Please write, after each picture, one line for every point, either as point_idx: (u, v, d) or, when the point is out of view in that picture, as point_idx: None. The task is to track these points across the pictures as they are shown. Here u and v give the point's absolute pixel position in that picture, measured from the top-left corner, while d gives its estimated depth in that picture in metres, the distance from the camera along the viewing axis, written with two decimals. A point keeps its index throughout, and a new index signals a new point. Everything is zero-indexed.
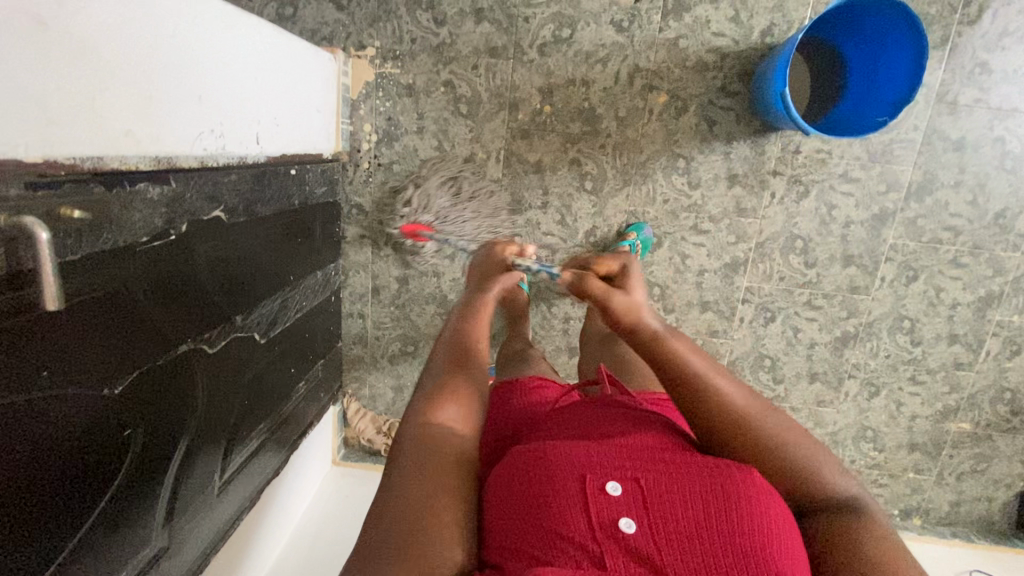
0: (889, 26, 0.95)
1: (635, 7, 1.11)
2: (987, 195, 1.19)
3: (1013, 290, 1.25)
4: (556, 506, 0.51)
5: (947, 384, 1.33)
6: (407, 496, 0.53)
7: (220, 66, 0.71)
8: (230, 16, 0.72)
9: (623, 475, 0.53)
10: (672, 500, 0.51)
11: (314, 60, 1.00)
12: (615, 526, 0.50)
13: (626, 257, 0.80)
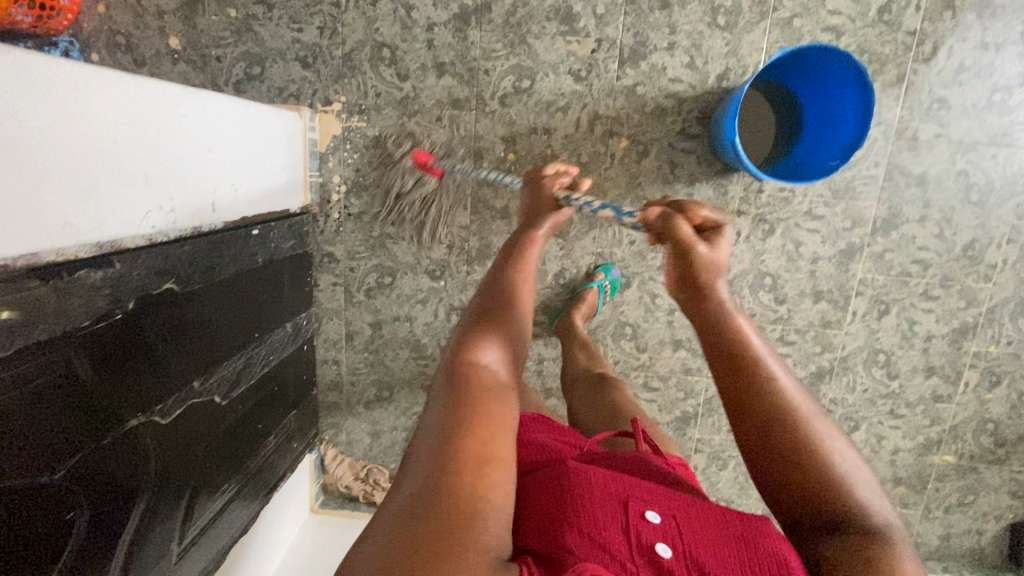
0: (837, 72, 0.97)
1: (593, 56, 1.14)
2: (954, 228, 1.19)
3: (987, 321, 1.24)
4: (598, 519, 0.57)
5: (927, 416, 1.31)
6: (463, 446, 0.56)
7: (167, 145, 0.73)
8: (177, 95, 0.75)
9: (663, 509, 0.60)
10: (702, 536, 0.57)
11: (275, 122, 1.03)
12: (651, 547, 0.55)
13: (726, 220, 0.77)
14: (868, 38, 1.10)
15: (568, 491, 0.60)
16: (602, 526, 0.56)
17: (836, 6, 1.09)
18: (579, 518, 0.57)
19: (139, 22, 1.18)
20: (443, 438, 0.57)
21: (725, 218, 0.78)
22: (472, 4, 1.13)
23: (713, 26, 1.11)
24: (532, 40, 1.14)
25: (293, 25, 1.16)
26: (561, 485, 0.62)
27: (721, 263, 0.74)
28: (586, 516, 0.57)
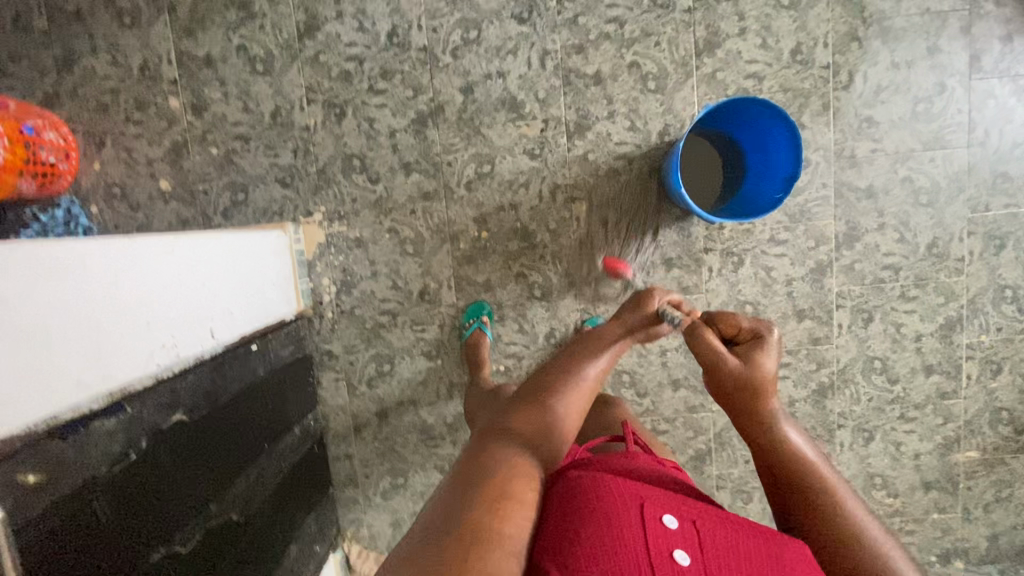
0: (762, 115, 1.07)
1: (543, 135, 1.25)
2: (913, 230, 1.25)
3: (971, 312, 1.27)
4: (624, 521, 0.56)
5: (940, 415, 1.31)
6: (499, 478, 0.59)
7: (163, 288, 0.80)
8: (167, 241, 0.83)
9: (681, 516, 0.60)
10: (717, 540, 0.58)
11: (258, 243, 1.11)
12: (671, 554, 0.55)
13: (765, 325, 0.76)
14: (787, 77, 1.20)
15: (589, 491, 0.59)
16: (625, 529, 0.56)
17: (752, 55, 1.20)
18: (603, 519, 0.56)
19: (133, 172, 1.30)
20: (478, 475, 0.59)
21: (763, 323, 0.77)
22: (427, 108, 1.25)
23: (646, 91, 1.23)
24: (486, 130, 1.25)
25: (269, 152, 1.28)
26: (583, 485, 0.60)
27: (767, 371, 0.72)
28: (611, 518, 0.57)
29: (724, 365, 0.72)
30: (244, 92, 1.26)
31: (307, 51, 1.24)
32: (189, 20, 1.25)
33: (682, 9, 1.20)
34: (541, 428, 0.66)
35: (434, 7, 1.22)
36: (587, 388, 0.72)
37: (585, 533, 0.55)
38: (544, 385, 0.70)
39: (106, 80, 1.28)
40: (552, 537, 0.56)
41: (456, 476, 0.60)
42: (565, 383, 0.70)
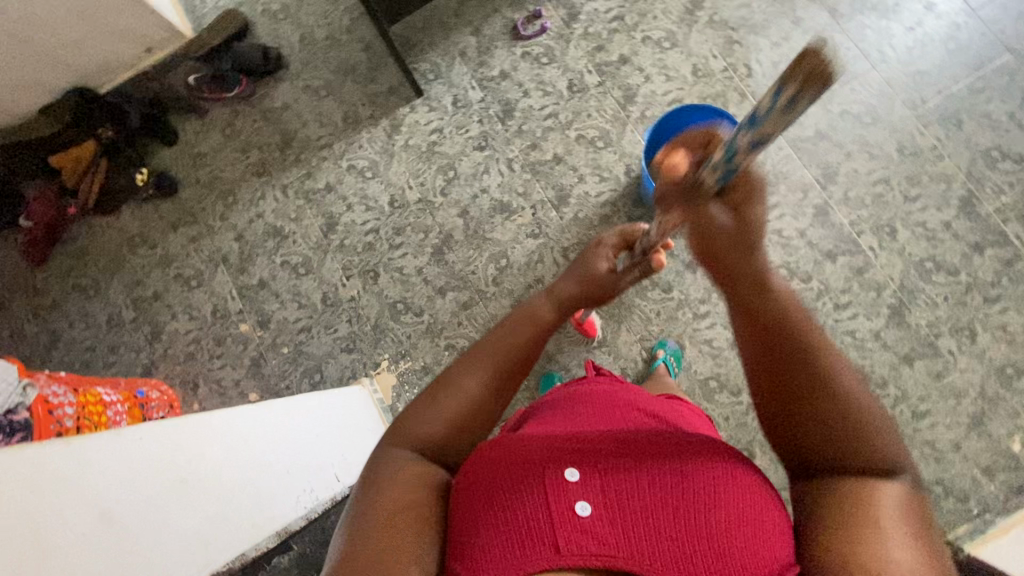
0: (686, 117, 1.28)
1: (536, 218, 1.47)
2: (876, 145, 1.38)
3: (976, 183, 1.34)
4: (522, 491, 0.54)
5: (1021, 282, 1.29)
6: (389, 493, 0.59)
7: (278, 448, 0.89)
8: (282, 403, 0.97)
9: (584, 465, 0.56)
10: (624, 479, 0.55)
11: (348, 398, 1.28)
12: (572, 508, 0.53)
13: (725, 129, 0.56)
14: (701, 90, 1.45)
15: (487, 483, 0.57)
16: (524, 499, 0.54)
17: (664, 89, 1.47)
18: (501, 498, 0.55)
19: (226, 398, 1.49)
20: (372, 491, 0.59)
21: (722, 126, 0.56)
22: (439, 239, 1.48)
23: (599, 150, 1.47)
24: (491, 234, 1.47)
25: (329, 330, 1.48)
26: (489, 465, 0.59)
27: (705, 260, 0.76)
28: (509, 492, 0.55)
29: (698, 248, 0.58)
30: (295, 294, 1.51)
31: (332, 242, 1.52)
32: (239, 261, 1.55)
33: (595, 85, 1.50)
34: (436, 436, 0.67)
35: (415, 169, 1.53)
36: (489, 364, 0.72)
37: (483, 514, 0.54)
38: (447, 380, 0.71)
39: (189, 334, 1.54)
40: (460, 529, 0.55)
41: (353, 498, 0.61)
42: (471, 372, 0.72)
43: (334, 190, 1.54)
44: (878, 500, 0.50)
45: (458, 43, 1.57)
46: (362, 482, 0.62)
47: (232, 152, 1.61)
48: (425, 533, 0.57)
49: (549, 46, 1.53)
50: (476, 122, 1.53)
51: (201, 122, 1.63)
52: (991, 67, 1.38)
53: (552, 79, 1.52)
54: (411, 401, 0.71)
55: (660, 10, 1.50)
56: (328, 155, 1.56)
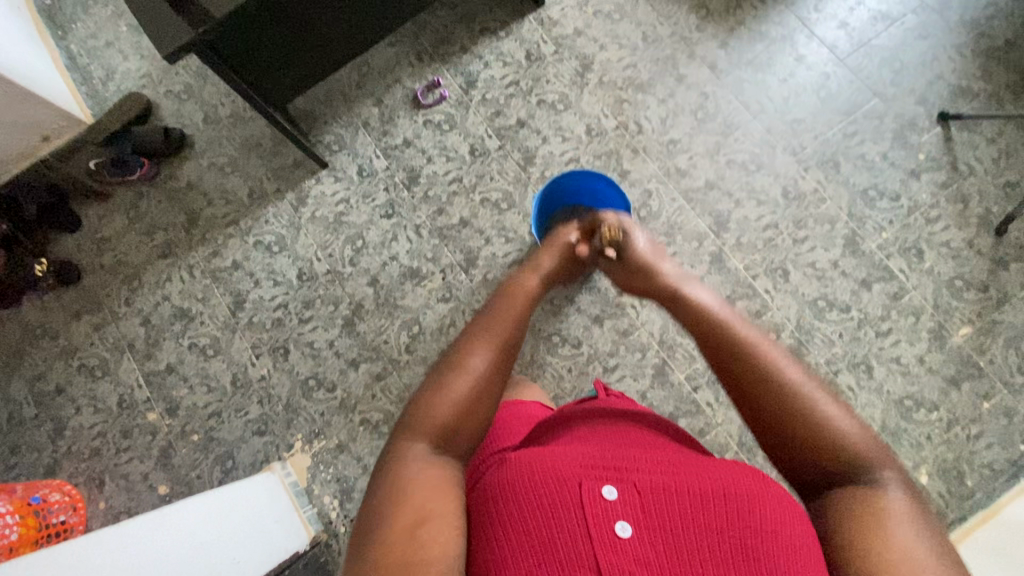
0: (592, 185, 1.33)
1: (446, 281, 1.47)
2: (764, 191, 1.44)
3: (859, 222, 1.40)
4: (565, 510, 0.62)
5: (908, 314, 1.34)
6: (406, 501, 0.66)
7: (176, 546, 0.99)
8: (145, 523, 1.01)
9: (622, 484, 0.64)
10: (655, 498, 0.63)
11: (241, 488, 1.24)
12: (611, 526, 0.61)
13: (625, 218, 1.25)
14: (595, 148, 1.51)
15: (532, 495, 0.64)
16: (565, 512, 0.62)
17: (561, 149, 1.52)
18: (546, 515, 0.62)
19: (134, 493, 1.42)
20: (386, 493, 0.69)
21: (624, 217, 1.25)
22: (349, 310, 1.47)
23: (504, 211, 1.50)
24: (402, 301, 1.46)
25: (240, 413, 1.44)
26: (533, 475, 0.66)
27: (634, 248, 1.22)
28: (553, 505, 0.63)
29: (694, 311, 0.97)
30: (204, 377, 1.47)
31: (241, 320, 1.49)
32: (146, 347, 1.51)
33: (495, 148, 1.54)
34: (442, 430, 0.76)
35: (323, 240, 1.52)
36: (486, 357, 0.87)
37: (524, 521, 0.63)
38: (448, 369, 0.84)
39: (94, 428, 1.48)
40: (506, 539, 0.62)
41: (376, 497, 0.69)
42: (465, 374, 0.83)
43: (242, 267, 1.53)
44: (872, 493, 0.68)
45: (361, 114, 1.59)
46: (379, 484, 0.71)
47: (137, 235, 1.58)
48: (450, 533, 0.64)
49: (449, 113, 1.57)
50: (382, 190, 1.54)
51: (104, 206, 1.61)
52: (861, 111, 1.47)
53: (454, 145, 1.55)
54: (413, 397, 0.81)
55: (552, 74, 1.56)
56: (234, 232, 1.55)
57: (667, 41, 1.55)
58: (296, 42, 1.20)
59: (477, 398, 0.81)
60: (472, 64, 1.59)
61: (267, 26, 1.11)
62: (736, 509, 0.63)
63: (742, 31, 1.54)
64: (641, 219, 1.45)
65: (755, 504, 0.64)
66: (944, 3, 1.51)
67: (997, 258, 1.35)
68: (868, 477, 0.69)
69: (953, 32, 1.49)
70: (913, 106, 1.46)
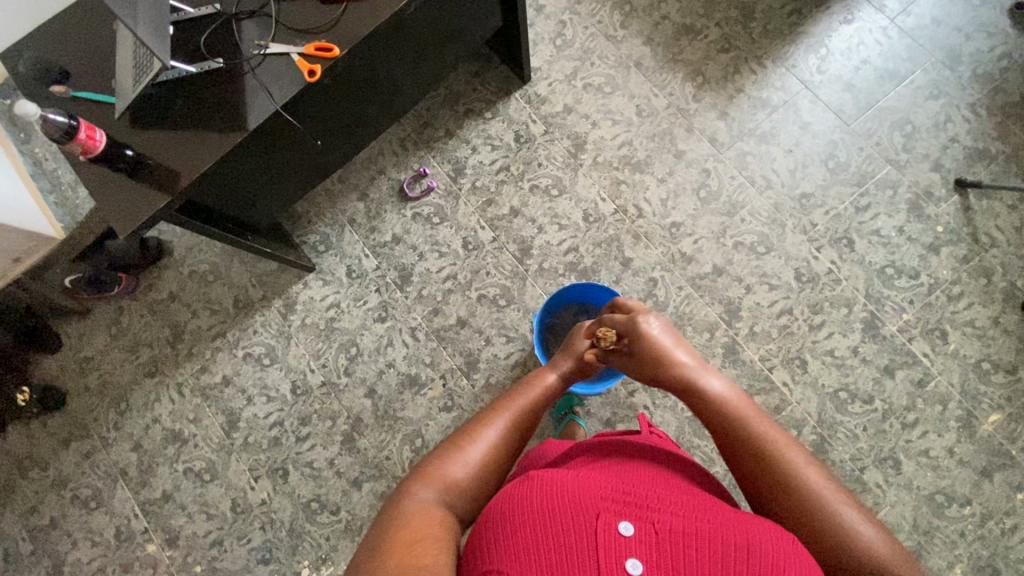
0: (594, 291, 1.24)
1: (447, 388, 1.40)
2: (775, 274, 1.36)
3: (877, 303, 1.33)
4: (574, 536, 0.60)
5: (935, 402, 1.27)
6: (414, 513, 0.68)
7: None
8: None
9: (640, 522, 0.62)
10: (674, 537, 0.60)
11: None
12: (621, 560, 0.58)
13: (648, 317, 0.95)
14: (594, 236, 1.43)
15: (541, 517, 0.62)
16: (575, 542, 0.59)
17: (559, 239, 1.44)
18: (552, 537, 0.60)
19: None
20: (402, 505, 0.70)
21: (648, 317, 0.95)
22: (347, 425, 1.40)
23: (502, 308, 1.42)
24: (402, 412, 1.40)
25: (243, 541, 1.38)
26: (548, 503, 0.64)
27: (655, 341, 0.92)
28: (565, 534, 0.60)
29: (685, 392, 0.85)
30: (203, 504, 1.41)
31: (236, 440, 1.43)
32: (139, 474, 1.44)
33: (490, 241, 1.46)
34: (469, 464, 0.77)
35: (315, 349, 1.45)
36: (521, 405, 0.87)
37: (527, 546, 0.60)
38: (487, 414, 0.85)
39: (91, 563, 1.41)
40: (504, 552, 0.60)
41: (392, 504, 0.71)
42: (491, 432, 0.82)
43: (232, 382, 1.46)
44: None
45: (345, 209, 1.51)
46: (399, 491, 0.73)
47: (121, 352, 1.51)
48: (444, 553, 0.64)
49: (439, 204, 1.49)
50: (373, 292, 1.46)
51: (85, 323, 1.53)
52: (873, 181, 1.38)
53: (446, 239, 1.47)
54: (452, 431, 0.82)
55: (544, 156, 1.49)
56: (221, 345, 1.48)
57: (664, 114, 1.47)
58: (264, 178, 1.22)
59: (497, 446, 0.80)
60: (459, 150, 1.51)
61: (231, 172, 1.13)
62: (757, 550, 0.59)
63: (742, 99, 1.46)
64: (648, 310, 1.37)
65: (777, 545, 0.60)
66: (955, 57, 1.42)
67: None
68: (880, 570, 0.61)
69: (965, 88, 1.41)
70: (928, 172, 1.38)
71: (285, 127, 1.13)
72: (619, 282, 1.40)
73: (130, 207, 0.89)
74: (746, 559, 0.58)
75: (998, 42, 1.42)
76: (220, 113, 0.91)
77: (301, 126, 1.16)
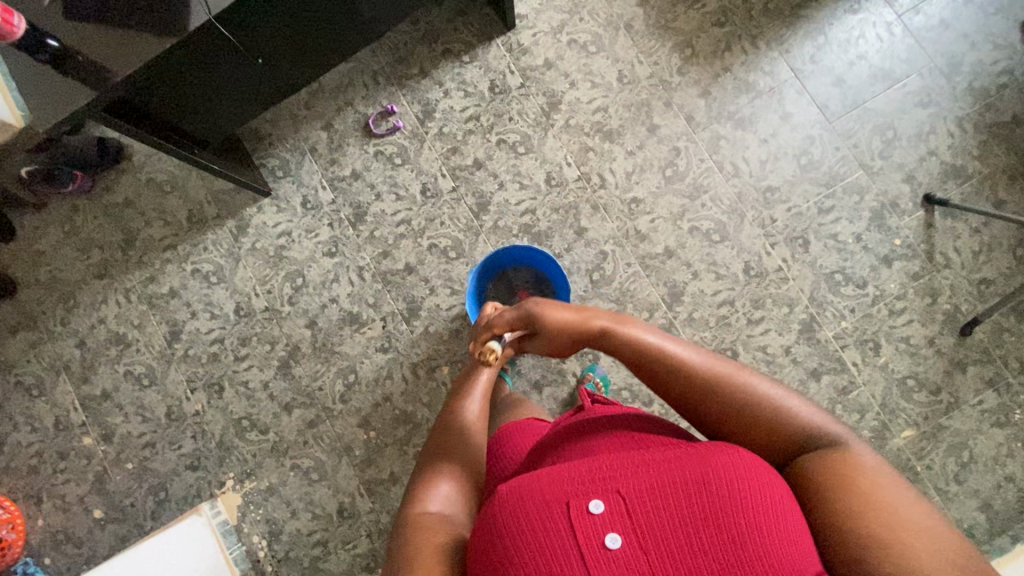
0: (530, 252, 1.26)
1: (385, 331, 1.41)
2: (724, 264, 1.36)
3: (819, 308, 1.33)
4: (548, 530, 0.57)
5: (853, 410, 1.30)
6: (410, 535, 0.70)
7: None
8: None
9: (607, 493, 0.58)
10: (647, 503, 0.57)
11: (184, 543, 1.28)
12: (601, 540, 0.56)
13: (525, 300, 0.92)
14: (553, 201, 1.41)
15: (509, 520, 0.59)
16: (551, 536, 0.57)
17: (518, 197, 1.42)
18: (527, 538, 0.57)
19: (70, 514, 1.43)
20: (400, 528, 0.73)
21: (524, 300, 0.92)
22: (285, 352, 1.43)
23: (451, 260, 1.42)
24: (339, 347, 1.42)
25: (174, 446, 1.44)
26: (513, 504, 0.60)
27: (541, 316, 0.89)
28: (538, 532, 0.57)
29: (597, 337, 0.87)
30: (140, 407, 1.46)
31: (177, 351, 1.46)
32: (81, 370, 1.48)
33: (448, 191, 1.44)
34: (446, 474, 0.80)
35: (262, 275, 1.46)
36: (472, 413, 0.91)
37: (514, 558, 0.57)
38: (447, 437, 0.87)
39: (30, 446, 1.46)
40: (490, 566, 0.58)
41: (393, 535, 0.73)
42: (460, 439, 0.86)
43: (178, 296, 1.48)
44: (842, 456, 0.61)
45: (308, 138, 1.48)
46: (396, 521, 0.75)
47: (72, 251, 1.52)
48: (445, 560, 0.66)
49: (403, 145, 1.46)
50: (325, 226, 1.45)
51: (40, 216, 1.53)
52: (842, 184, 1.36)
53: (405, 182, 1.45)
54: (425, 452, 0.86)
55: (516, 111, 1.44)
56: (172, 257, 1.49)
57: (645, 84, 1.42)
58: (214, 90, 1.18)
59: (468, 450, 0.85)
60: (431, 91, 1.47)
61: (177, 87, 1.11)
62: (747, 496, 0.56)
63: (727, 79, 1.40)
64: (593, 281, 1.37)
65: (769, 484, 0.58)
66: (956, 66, 1.36)
67: (956, 360, 1.30)
68: (820, 439, 0.64)
69: (958, 101, 1.35)
70: (900, 183, 1.34)
71: (222, 42, 1.07)
72: (570, 251, 1.39)
73: (57, 100, 0.91)
74: (730, 505, 0.56)
75: (1003, 56, 1.36)
76: (155, 15, 0.90)
77: (234, 39, 1.08)
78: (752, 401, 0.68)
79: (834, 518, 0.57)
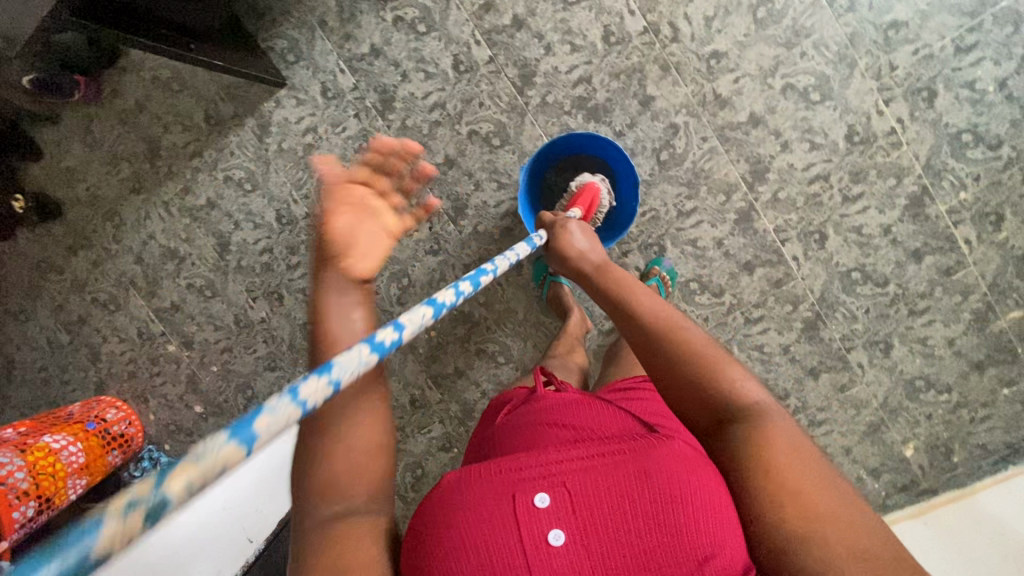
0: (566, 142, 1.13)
1: (433, 232, 1.33)
2: (822, 130, 1.14)
3: (934, 177, 1.12)
4: (492, 525, 0.56)
5: (956, 292, 1.17)
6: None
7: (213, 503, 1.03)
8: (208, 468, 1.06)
9: (554, 488, 0.57)
10: (592, 497, 0.57)
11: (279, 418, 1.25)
12: (544, 536, 0.56)
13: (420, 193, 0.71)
14: (612, 64, 1.17)
15: (450, 515, 0.58)
16: (495, 529, 0.56)
17: (569, 63, 1.19)
18: (468, 531, 0.56)
19: (175, 410, 1.58)
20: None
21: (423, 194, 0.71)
22: None
23: (495, 149, 1.26)
24: (388, 251, 1.36)
25: (249, 350, 1.50)
26: (455, 496, 0.59)
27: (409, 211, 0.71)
28: (477, 526, 0.56)
29: (577, 262, 0.83)
30: (209, 316, 1.50)
31: (230, 263, 1.45)
32: (147, 284, 1.51)
33: (485, 62, 1.22)
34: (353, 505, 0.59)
35: (296, 178, 1.36)
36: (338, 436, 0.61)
37: (451, 546, 0.56)
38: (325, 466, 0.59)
39: (124, 354, 1.57)
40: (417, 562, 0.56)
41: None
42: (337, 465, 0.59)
43: (217, 207, 1.42)
44: (773, 439, 0.56)
45: (316, 9, 1.26)
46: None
47: (102, 166, 1.45)
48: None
49: (426, 7, 1.23)
50: (352, 117, 1.30)
51: (60, 130, 1.44)
52: (993, 11, 1.06)
53: (434, 55, 1.24)
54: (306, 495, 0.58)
55: None
56: (200, 165, 1.40)
57: None
58: None
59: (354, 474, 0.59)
60: None
61: None
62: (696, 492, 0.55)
63: None
64: (661, 162, 1.19)
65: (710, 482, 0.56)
66: None
67: None
68: (749, 415, 0.58)
69: None
70: None
71: None
72: (633, 127, 1.19)
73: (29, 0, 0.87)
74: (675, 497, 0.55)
75: None
76: None
77: None
78: (694, 358, 0.63)
79: (766, 508, 0.53)
